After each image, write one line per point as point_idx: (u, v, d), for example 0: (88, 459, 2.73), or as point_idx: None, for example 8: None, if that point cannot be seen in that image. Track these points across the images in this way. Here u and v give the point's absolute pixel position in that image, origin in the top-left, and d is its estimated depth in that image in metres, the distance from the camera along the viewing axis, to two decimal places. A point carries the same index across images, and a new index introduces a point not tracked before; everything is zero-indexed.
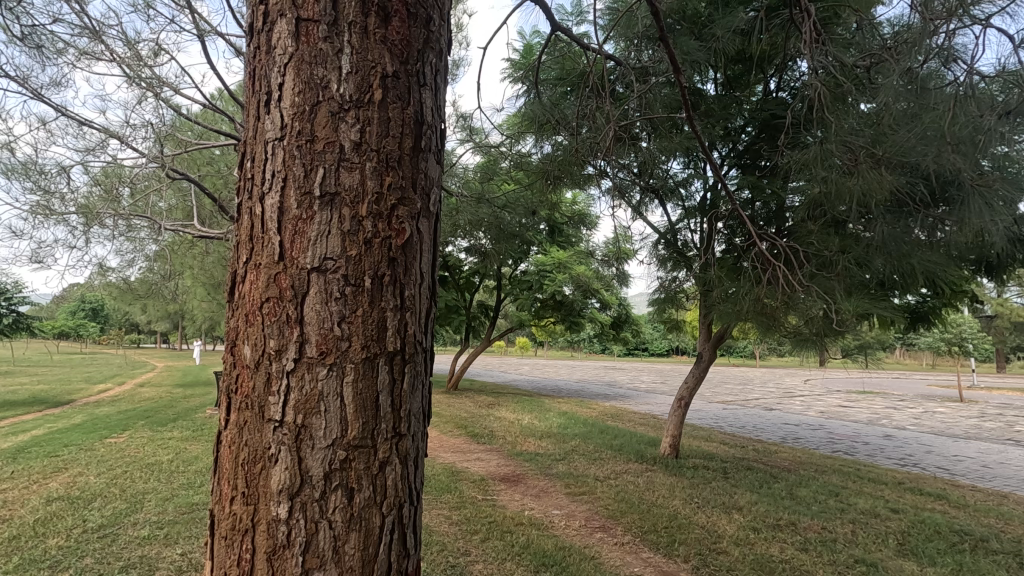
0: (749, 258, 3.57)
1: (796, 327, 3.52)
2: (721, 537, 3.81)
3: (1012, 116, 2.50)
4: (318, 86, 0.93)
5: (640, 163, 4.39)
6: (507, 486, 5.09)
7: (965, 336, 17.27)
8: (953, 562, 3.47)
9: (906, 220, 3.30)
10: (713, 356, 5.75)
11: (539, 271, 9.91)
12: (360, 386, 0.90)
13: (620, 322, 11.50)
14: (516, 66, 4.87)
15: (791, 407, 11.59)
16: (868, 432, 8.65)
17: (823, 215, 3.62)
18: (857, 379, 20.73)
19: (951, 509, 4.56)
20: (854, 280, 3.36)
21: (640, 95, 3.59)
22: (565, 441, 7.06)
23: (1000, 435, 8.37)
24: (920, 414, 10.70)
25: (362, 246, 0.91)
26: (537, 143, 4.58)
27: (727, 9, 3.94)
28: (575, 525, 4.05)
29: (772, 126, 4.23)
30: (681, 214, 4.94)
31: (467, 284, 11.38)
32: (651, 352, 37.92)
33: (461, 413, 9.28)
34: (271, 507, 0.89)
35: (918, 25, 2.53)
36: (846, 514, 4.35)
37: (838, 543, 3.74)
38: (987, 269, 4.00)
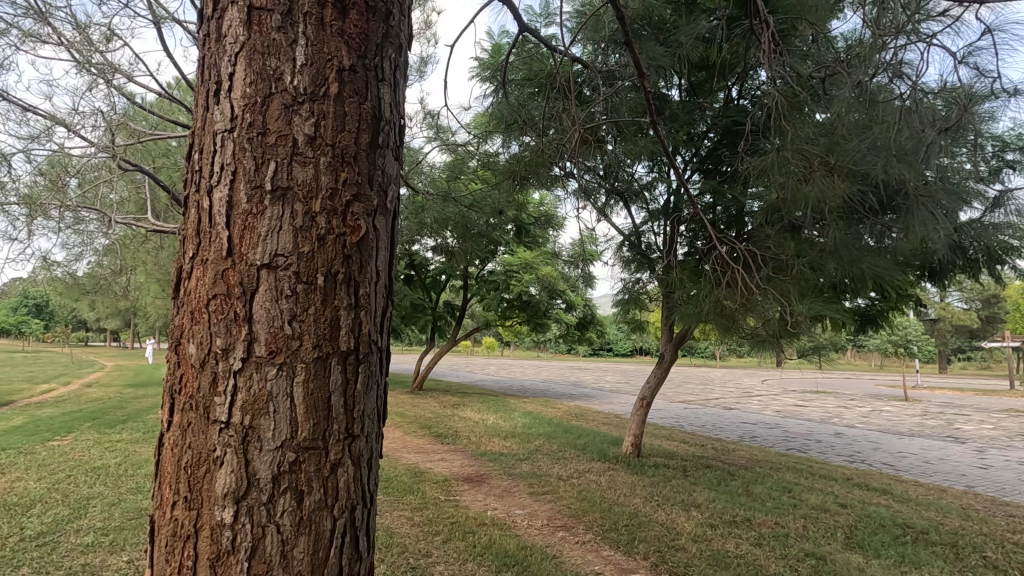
0: (710, 262, 3.67)
1: (754, 329, 3.57)
2: (679, 534, 3.89)
3: (953, 131, 2.64)
4: (271, 78, 0.91)
5: (605, 166, 4.47)
6: (470, 486, 5.07)
7: (910, 338, 18.11)
8: (896, 554, 3.63)
9: (857, 227, 3.45)
10: (675, 357, 5.88)
11: (506, 271, 9.94)
12: (311, 387, 0.88)
13: (585, 323, 11.62)
14: (483, 66, 4.87)
15: (749, 407, 11.93)
16: (820, 430, 8.98)
17: (780, 221, 3.74)
18: (811, 380, 21.51)
19: (895, 504, 4.78)
20: (808, 283, 3.48)
21: (606, 98, 3.65)
22: (529, 441, 7.09)
23: (941, 432, 8.81)
24: (868, 413, 11.18)
25: (315, 242, 0.89)
26: (505, 143, 4.59)
27: (691, 17, 4.02)
28: (537, 524, 4.07)
29: (733, 133, 4.36)
30: (645, 217, 5.04)
31: (434, 283, 11.32)
32: (615, 352, 38.42)
33: (425, 413, 9.22)
34: (215, 512, 0.85)
35: (869, 41, 2.64)
36: (798, 509, 4.50)
37: (789, 538, 3.87)
38: (931, 275, 4.21)
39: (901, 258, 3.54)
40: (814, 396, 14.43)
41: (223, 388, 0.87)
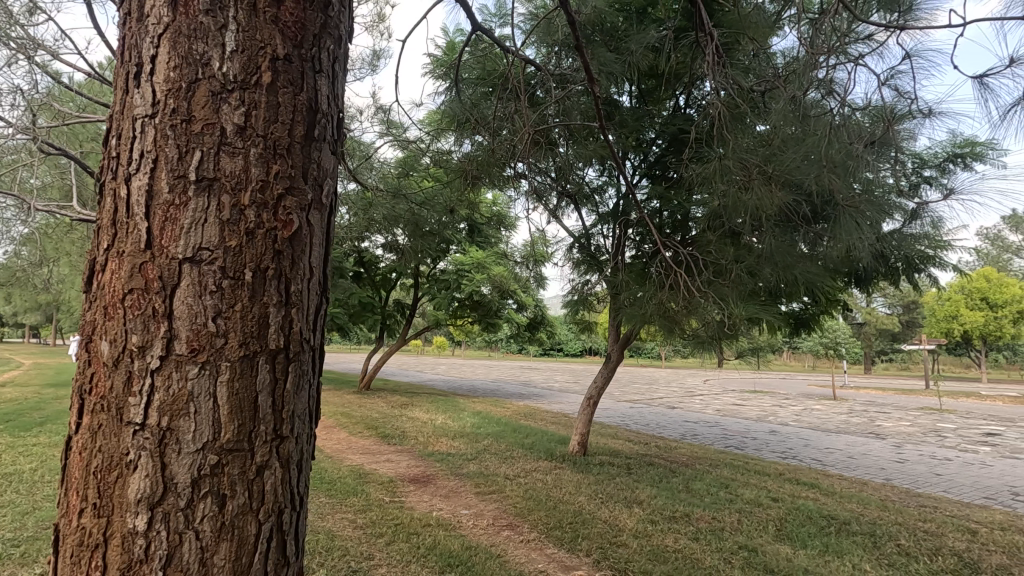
0: (655, 265, 3.78)
1: (695, 331, 3.61)
2: (621, 530, 3.98)
3: (877, 146, 2.81)
4: (197, 63, 0.87)
5: (557, 168, 4.52)
6: (416, 487, 5.01)
7: (839, 340, 19.21)
8: (821, 544, 3.85)
9: (792, 235, 3.63)
10: (621, 357, 6.01)
11: (458, 271, 9.89)
12: (236, 387, 0.85)
13: (536, 323, 11.72)
14: (437, 63, 4.83)
15: (692, 406, 12.33)
16: (756, 427, 9.41)
17: (721, 227, 3.89)
18: (749, 380, 22.48)
19: (822, 497, 5.06)
20: (745, 287, 3.63)
21: (558, 100, 3.72)
22: (477, 441, 7.08)
23: (864, 429, 9.40)
24: (800, 411, 11.79)
25: (243, 237, 0.86)
26: (458, 141, 4.57)
27: (641, 26, 4.13)
28: (482, 524, 4.07)
29: (679, 140, 4.50)
30: (595, 220, 5.13)
31: (384, 280, 11.14)
32: (565, 352, 38.92)
33: (372, 414, 9.05)
34: (127, 519, 0.81)
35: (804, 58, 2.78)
36: (734, 504, 4.70)
37: (725, 532, 4.03)
38: (857, 282, 4.49)
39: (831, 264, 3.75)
40: (751, 395, 15.07)
41: (139, 388, 0.82)
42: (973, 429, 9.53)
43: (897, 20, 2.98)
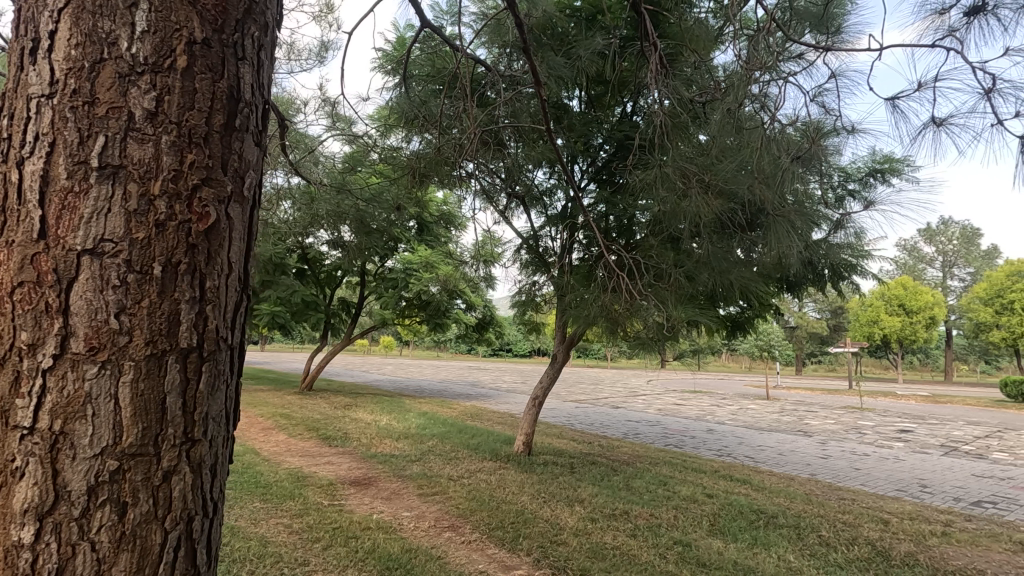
0: (599, 268, 3.86)
1: (637, 333, 3.72)
2: (562, 529, 4.03)
3: (805, 159, 2.98)
4: (103, 41, 0.82)
5: (506, 170, 4.54)
6: (357, 489, 4.90)
7: (773, 342, 20.20)
8: (750, 538, 4.03)
9: (729, 241, 3.78)
10: (567, 357, 6.09)
11: (406, 269, 9.77)
12: (141, 387, 0.80)
13: (485, 324, 11.73)
14: (387, 58, 4.75)
15: (635, 405, 12.66)
16: (695, 426, 9.77)
17: (663, 232, 4.01)
18: (689, 380, 23.32)
19: (753, 492, 5.30)
20: (684, 291, 3.75)
21: (506, 101, 3.79)
22: (422, 442, 7.00)
23: (793, 427, 9.94)
24: (735, 410, 12.34)
25: (152, 228, 0.81)
26: (407, 138, 4.52)
27: (589, 33, 4.21)
28: (424, 526, 4.02)
29: (625, 146, 4.62)
30: (544, 222, 5.19)
31: (330, 278, 10.86)
32: (513, 353, 39.16)
33: (313, 415, 8.79)
34: (13, 530, 0.76)
35: (741, 71, 2.93)
36: (671, 501, 4.85)
37: (661, 528, 4.16)
38: (788, 287, 4.74)
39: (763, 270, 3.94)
40: (691, 395, 15.62)
41: (28, 389, 0.77)
42: (889, 426, 10.24)
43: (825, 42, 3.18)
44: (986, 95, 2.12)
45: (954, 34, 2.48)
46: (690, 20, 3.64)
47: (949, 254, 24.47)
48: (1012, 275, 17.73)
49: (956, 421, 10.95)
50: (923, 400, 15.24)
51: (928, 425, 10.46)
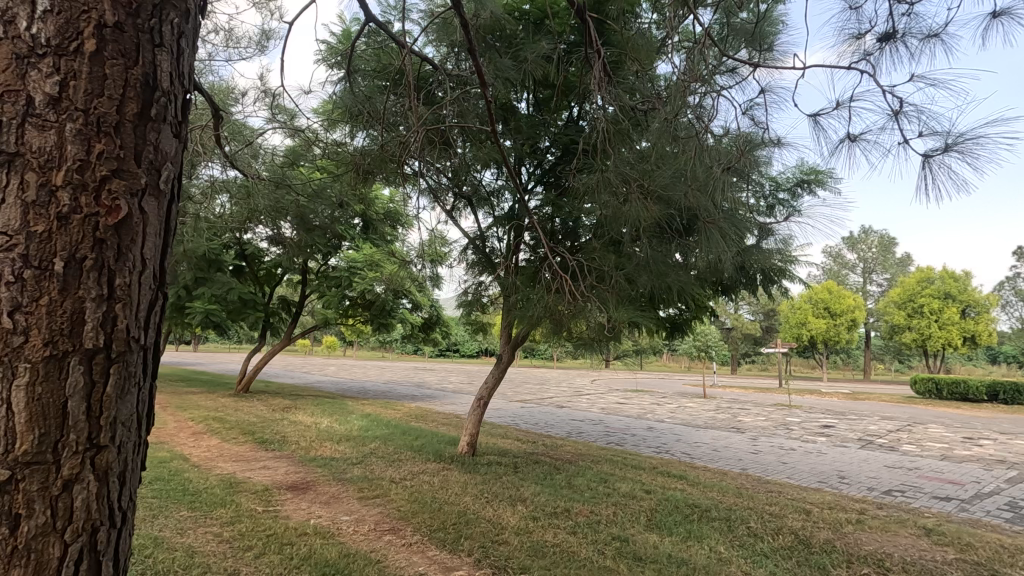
0: (544, 269, 3.92)
1: (580, 334, 3.80)
2: (503, 528, 4.06)
3: (737, 170, 3.08)
4: (3, 22, 0.86)
5: (453, 169, 4.54)
6: (293, 494, 4.73)
7: (709, 343, 21.05)
8: (684, 531, 4.19)
9: (668, 245, 3.90)
10: (512, 358, 6.14)
11: (350, 268, 9.58)
12: (39, 391, 0.85)
13: (430, 324, 11.64)
14: (331, 51, 4.62)
15: (579, 405, 12.87)
16: (636, 424, 10.05)
17: (605, 235, 4.11)
18: (631, 379, 23.94)
19: (688, 487, 5.51)
20: (625, 293, 3.84)
21: (451, 100, 3.79)
22: (364, 444, 6.86)
23: (727, 424, 10.40)
24: (675, 408, 12.78)
25: (54, 222, 0.86)
26: (352, 133, 4.43)
27: (536, 36, 4.26)
28: (363, 530, 3.94)
29: (571, 150, 4.70)
30: (491, 222, 5.21)
31: (269, 276, 10.47)
32: (460, 353, 39.03)
33: (249, 418, 8.43)
34: None
35: (680, 83, 3.06)
36: (611, 498, 4.97)
37: (600, 524, 4.25)
38: (723, 290, 4.94)
39: (698, 274, 4.09)
40: (633, 394, 16.04)
41: None
42: (813, 422, 10.89)
43: (757, 58, 3.35)
44: (894, 116, 2.30)
45: (869, 58, 2.68)
46: (633, 31, 3.76)
47: (868, 261, 26.30)
48: (922, 281, 19.24)
49: (872, 417, 11.80)
50: (844, 397, 16.30)
51: (847, 420, 11.19)
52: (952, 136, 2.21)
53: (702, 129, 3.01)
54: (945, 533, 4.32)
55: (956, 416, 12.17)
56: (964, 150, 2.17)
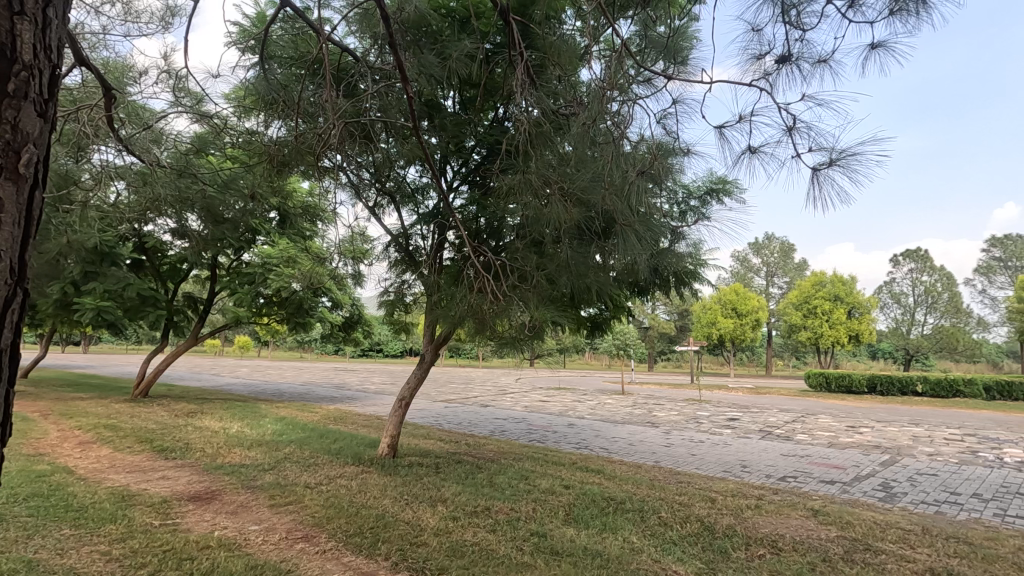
0: (467, 268, 3.94)
1: (502, 333, 3.84)
2: (422, 530, 4.01)
3: (651, 176, 3.21)
4: None
5: (375, 165, 4.44)
6: (196, 505, 4.42)
7: (628, 341, 21.94)
8: (600, 523, 4.34)
9: (588, 246, 3.79)
10: (434, 357, 6.08)
11: (264, 263, 9.10)
12: None
13: (352, 323, 11.35)
14: (244, 34, 4.37)
15: (503, 403, 12.98)
16: (558, 421, 10.29)
17: (527, 236, 4.16)
18: (555, 377, 24.46)
19: (606, 481, 5.71)
20: (546, 293, 3.91)
21: (372, 94, 3.70)
22: (277, 449, 6.54)
23: (643, 419, 10.89)
24: (595, 405, 13.22)
25: None
26: (267, 122, 4.22)
27: (462, 35, 4.24)
28: (273, 539, 3.75)
29: (496, 150, 4.71)
30: (414, 219, 5.13)
31: (173, 271, 9.72)
32: (383, 352, 38.23)
33: (147, 424, 7.79)
34: None
35: (599, 91, 3.19)
36: (531, 494, 5.06)
37: (520, 521, 4.31)
38: (639, 291, 5.15)
39: (616, 275, 4.23)
40: (555, 392, 16.43)
41: None
42: (720, 415, 11.64)
43: (672, 71, 3.52)
44: (787, 131, 2.50)
45: (768, 77, 2.89)
46: (556, 36, 3.83)
47: (771, 265, 28.50)
48: (816, 284, 21.08)
49: (771, 409, 12.80)
50: (748, 392, 17.54)
51: (750, 413, 12.07)
52: (836, 151, 2.44)
53: (617, 136, 3.14)
54: (829, 513, 4.77)
55: (840, 407, 13.52)
56: (845, 165, 2.39)
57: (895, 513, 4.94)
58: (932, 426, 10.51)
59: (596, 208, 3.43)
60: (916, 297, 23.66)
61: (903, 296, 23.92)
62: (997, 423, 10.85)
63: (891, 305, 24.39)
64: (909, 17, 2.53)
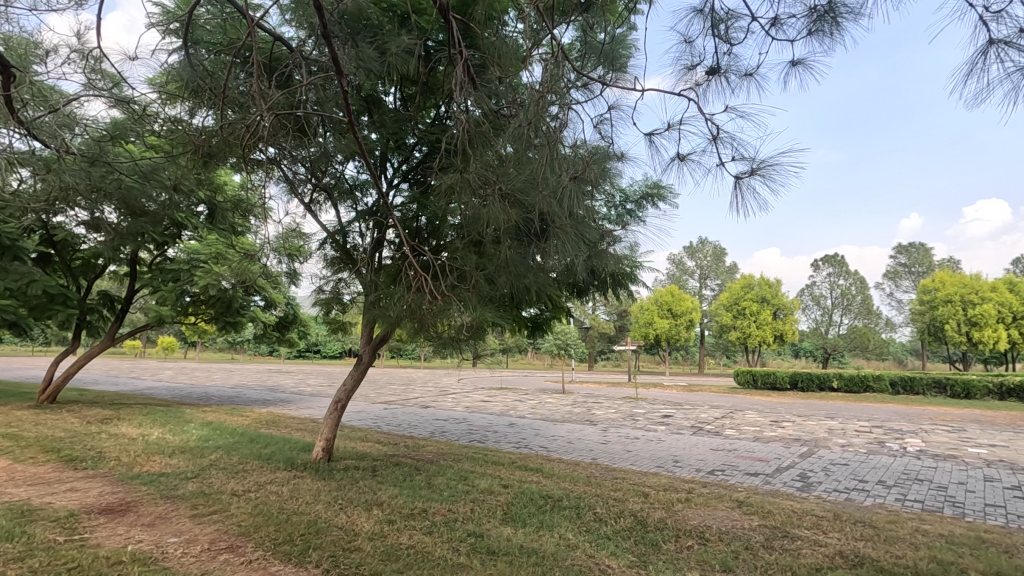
0: (406, 268, 3.88)
1: (440, 333, 3.82)
2: (356, 535, 3.91)
3: (587, 180, 3.26)
4: None
5: (312, 159, 4.30)
6: (108, 519, 4.11)
7: (568, 341, 22.32)
8: (537, 521, 4.38)
9: (527, 248, 3.84)
10: (373, 358, 5.93)
11: (190, 260, 8.60)
12: None
13: (286, 323, 10.93)
14: (168, 16, 4.12)
15: (444, 404, 12.89)
16: (499, 421, 10.31)
17: (468, 236, 4.13)
18: (497, 377, 24.53)
19: (544, 479, 5.77)
20: (485, 294, 3.90)
21: (306, 85, 3.57)
22: (202, 456, 6.20)
23: (582, 417, 11.11)
24: (536, 404, 13.37)
25: None
26: (193, 111, 4.00)
27: (401, 29, 4.16)
28: (194, 551, 3.55)
29: (436, 148, 4.66)
30: (353, 216, 5.00)
31: (86, 267, 8.99)
32: (320, 353, 37.06)
33: (54, 433, 7.17)
34: None
35: (538, 96, 3.23)
36: (469, 495, 5.05)
37: (457, 522, 4.28)
38: (578, 292, 5.23)
39: (554, 277, 4.27)
40: (497, 391, 16.53)
41: None
42: (655, 412, 12.06)
43: (610, 77, 3.60)
44: (712, 141, 2.62)
45: (698, 88, 3.01)
46: (497, 37, 3.83)
47: (704, 268, 29.81)
48: (745, 287, 22.33)
49: (702, 406, 13.40)
50: (681, 390, 18.29)
51: (683, 410, 12.57)
52: (756, 161, 2.58)
53: (553, 138, 3.19)
54: (752, 504, 5.03)
55: (764, 403, 14.34)
56: (765, 174, 2.53)
57: (811, 502, 5.27)
58: (844, 419, 11.34)
59: (534, 209, 3.46)
60: (834, 300, 25.41)
61: (822, 298, 25.63)
62: (899, 416, 11.84)
63: (811, 307, 26.07)
64: (824, 38, 2.71)
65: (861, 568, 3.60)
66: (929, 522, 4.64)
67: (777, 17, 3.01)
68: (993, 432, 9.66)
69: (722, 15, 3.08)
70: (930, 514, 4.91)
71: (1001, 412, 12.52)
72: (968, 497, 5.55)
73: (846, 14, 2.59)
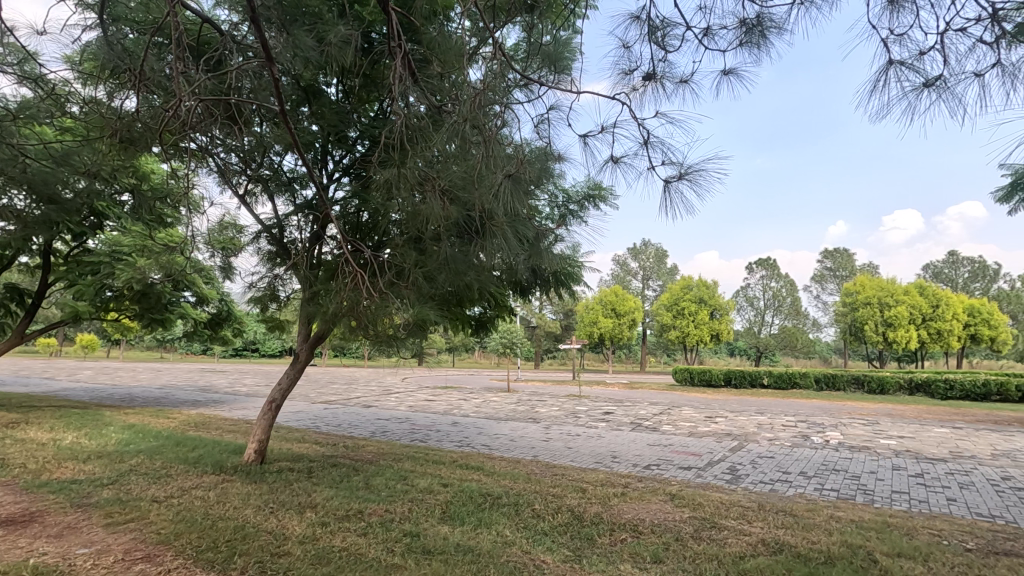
0: (343, 263, 3.78)
1: (378, 331, 3.75)
2: (286, 539, 3.78)
3: (526, 179, 3.25)
4: None
5: (247, 147, 4.13)
6: (8, 530, 3.79)
7: (515, 340, 22.43)
8: (474, 520, 4.37)
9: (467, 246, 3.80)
10: (309, 357, 5.72)
11: (113, 253, 8.11)
12: None
13: (219, 321, 10.41)
14: None
15: (386, 403, 12.66)
16: (442, 420, 10.23)
17: (408, 233, 4.06)
18: (443, 377, 24.27)
19: (484, 477, 5.77)
20: (423, 291, 3.84)
21: (236, 71, 3.39)
22: (120, 461, 5.82)
23: (525, 415, 11.18)
24: (480, 402, 13.36)
25: None
26: (113, 94, 3.73)
27: (341, 18, 4.01)
28: (105, 562, 3.32)
29: (377, 141, 4.55)
30: (290, 209, 4.83)
31: None
32: (257, 353, 35.55)
33: None
34: None
35: (478, 91, 3.20)
36: (407, 494, 4.98)
37: (393, 522, 4.21)
38: (522, 291, 5.25)
39: (495, 275, 4.25)
40: (442, 390, 16.40)
41: None
42: (596, 410, 12.30)
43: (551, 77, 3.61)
44: (643, 145, 2.68)
45: (633, 93, 3.09)
46: (440, 32, 3.77)
47: (647, 270, 30.69)
48: (685, 287, 23.11)
49: (642, 403, 13.78)
50: (624, 387, 18.78)
51: (624, 407, 12.89)
52: (684, 166, 2.67)
53: (491, 136, 3.17)
54: (683, 497, 5.22)
55: (702, 399, 14.92)
56: (692, 178, 2.63)
57: (738, 493, 5.53)
58: (772, 414, 11.97)
59: (473, 207, 3.44)
60: (766, 301, 26.79)
61: (756, 300, 26.92)
62: (822, 410, 12.63)
63: (745, 307, 27.35)
64: (753, 49, 2.84)
65: (781, 554, 3.81)
66: (842, 509, 4.97)
67: (709, 27, 3.12)
68: (902, 425, 10.46)
69: (658, 22, 3.18)
70: (844, 502, 5.25)
71: (911, 405, 13.60)
72: (878, 485, 5.97)
73: (772, 29, 2.73)
